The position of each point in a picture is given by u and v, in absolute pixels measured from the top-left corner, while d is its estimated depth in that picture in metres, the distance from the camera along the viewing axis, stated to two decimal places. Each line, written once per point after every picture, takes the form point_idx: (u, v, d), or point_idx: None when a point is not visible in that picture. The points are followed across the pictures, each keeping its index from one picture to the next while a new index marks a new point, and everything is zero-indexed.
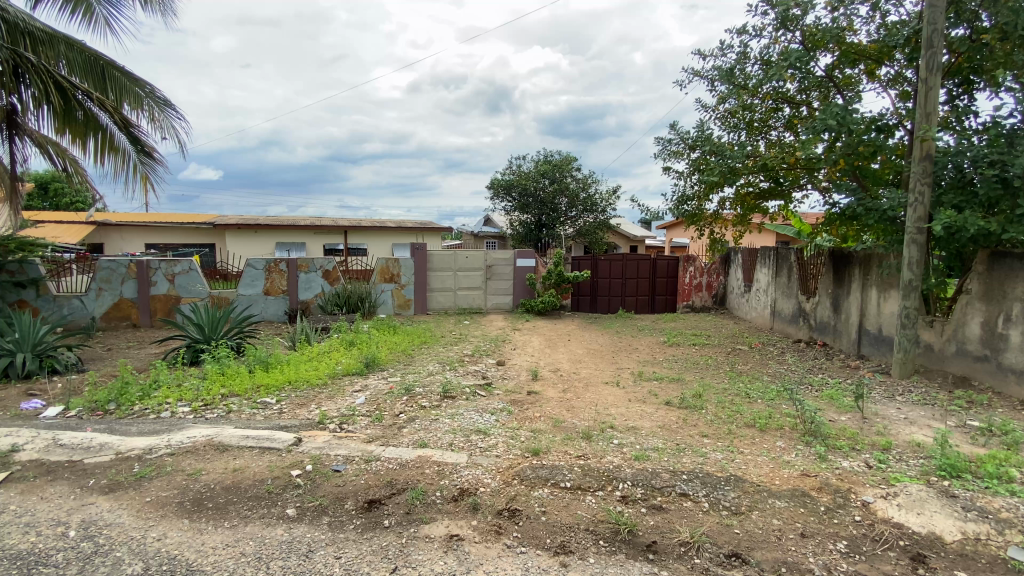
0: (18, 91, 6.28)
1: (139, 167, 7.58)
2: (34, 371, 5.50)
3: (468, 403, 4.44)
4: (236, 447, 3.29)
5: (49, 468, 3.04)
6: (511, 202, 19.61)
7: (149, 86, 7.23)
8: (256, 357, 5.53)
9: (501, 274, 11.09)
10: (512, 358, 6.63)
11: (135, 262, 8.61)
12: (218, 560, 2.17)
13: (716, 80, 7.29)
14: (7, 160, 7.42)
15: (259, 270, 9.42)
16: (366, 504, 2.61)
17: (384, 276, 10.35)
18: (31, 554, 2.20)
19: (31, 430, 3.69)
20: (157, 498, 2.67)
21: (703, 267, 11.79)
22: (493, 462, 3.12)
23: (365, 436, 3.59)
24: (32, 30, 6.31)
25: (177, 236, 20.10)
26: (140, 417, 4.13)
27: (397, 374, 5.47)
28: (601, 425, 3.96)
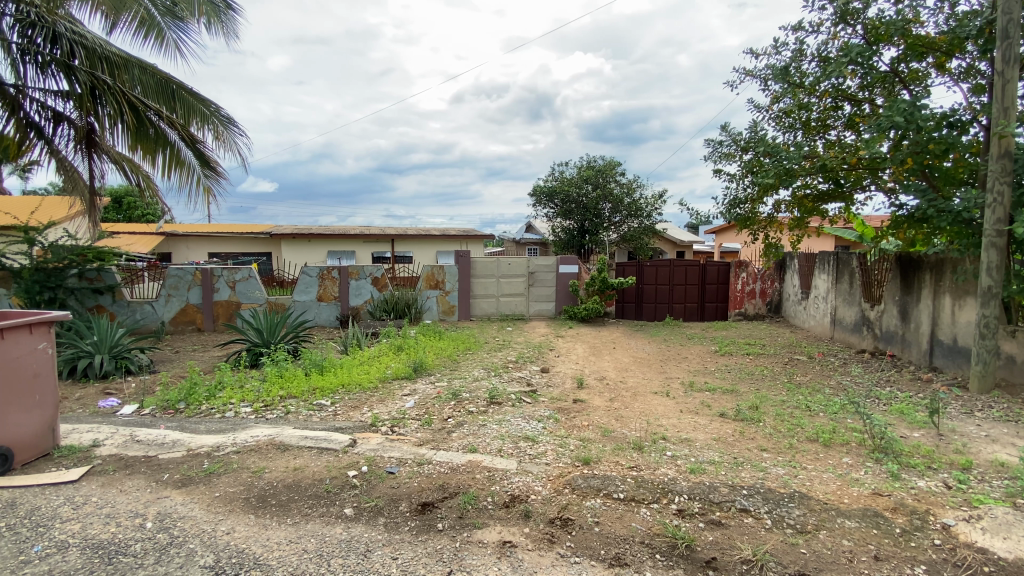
0: (96, 110, 6.91)
1: (203, 180, 8.08)
2: (111, 371, 5.94)
3: (515, 410, 4.43)
4: (295, 446, 3.42)
5: (127, 462, 3.26)
6: (553, 209, 19.60)
7: (215, 105, 7.62)
8: (312, 361, 5.74)
9: (544, 281, 11.06)
10: (557, 366, 6.58)
11: (200, 270, 9.14)
12: (281, 556, 2.25)
13: (770, 79, 7.05)
14: (87, 176, 8.11)
15: (313, 277, 9.81)
16: (419, 507, 2.65)
17: (429, 283, 10.55)
18: (112, 545, 2.36)
19: (111, 426, 3.97)
20: (224, 494, 2.81)
21: (756, 273, 11.36)
22: (544, 469, 3.10)
23: (416, 440, 3.65)
24: (109, 55, 6.82)
25: (237, 245, 21.27)
26: (205, 416, 4.35)
27: (444, 379, 5.54)
28: (653, 436, 3.85)
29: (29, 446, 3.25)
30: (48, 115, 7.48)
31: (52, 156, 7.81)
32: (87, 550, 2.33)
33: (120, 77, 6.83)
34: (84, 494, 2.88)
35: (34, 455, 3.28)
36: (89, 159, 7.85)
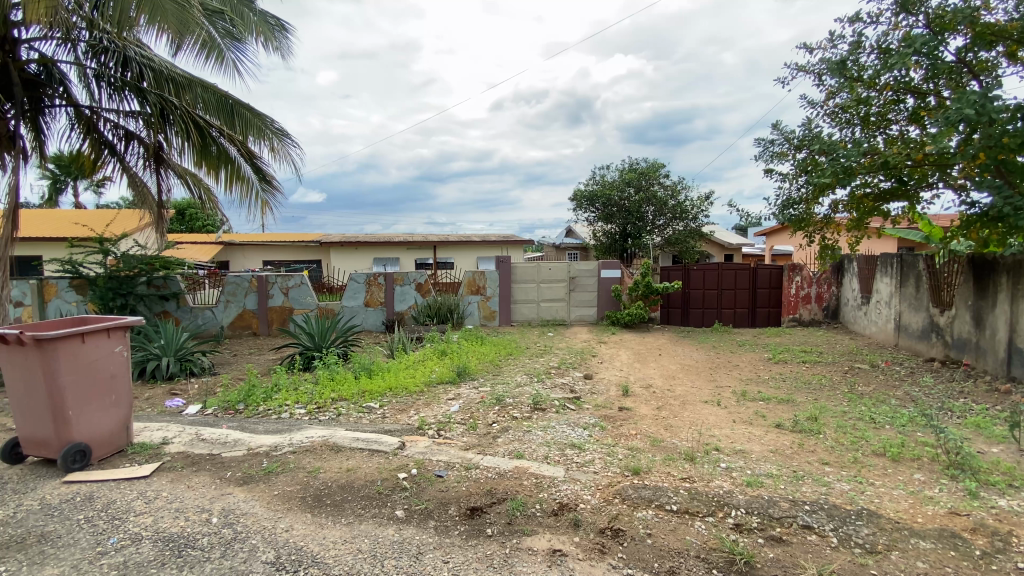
0: (165, 131, 7.47)
1: (260, 192, 8.47)
2: (176, 373, 6.30)
3: (560, 416, 4.39)
4: (348, 448, 3.52)
5: (193, 459, 3.44)
6: (594, 213, 19.42)
7: (270, 119, 7.95)
8: (361, 364, 5.90)
9: (585, 286, 10.95)
10: (601, 372, 6.48)
11: (256, 277, 9.61)
12: (338, 554, 2.31)
13: (824, 73, 6.75)
14: (155, 190, 8.68)
15: (360, 284, 10.11)
16: (468, 511, 2.66)
17: (471, 288, 10.65)
18: (181, 538, 2.49)
19: (179, 425, 4.21)
20: (283, 492, 2.92)
21: (811, 276, 10.84)
22: (593, 478, 3.05)
23: (462, 444, 3.68)
24: (174, 76, 7.17)
25: (288, 254, 22.24)
26: (263, 417, 4.55)
27: (487, 384, 5.55)
28: (705, 447, 3.73)
29: (106, 442, 3.49)
30: (121, 134, 8.05)
31: (125, 172, 8.40)
32: (159, 542, 2.47)
33: (185, 98, 7.28)
34: (156, 489, 3.06)
35: (110, 452, 3.52)
36: (157, 174, 8.40)
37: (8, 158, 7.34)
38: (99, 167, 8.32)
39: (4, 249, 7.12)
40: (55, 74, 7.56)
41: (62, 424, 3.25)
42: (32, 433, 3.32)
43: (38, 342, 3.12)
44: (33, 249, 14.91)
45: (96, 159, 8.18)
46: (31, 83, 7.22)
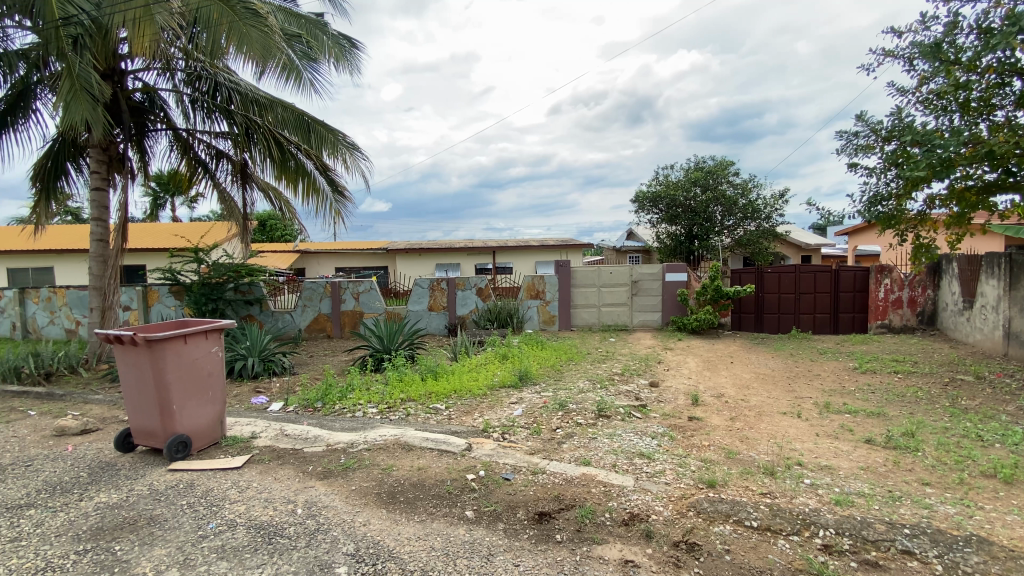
0: (250, 148, 8.09)
1: (334, 203, 8.94)
2: (260, 372, 6.79)
3: (626, 424, 4.29)
4: (418, 447, 3.64)
5: (279, 453, 3.69)
6: (658, 214, 18.91)
7: (342, 134, 8.38)
8: (427, 367, 6.08)
9: (649, 290, 10.66)
10: (668, 380, 6.27)
11: (330, 283, 10.18)
12: (412, 551, 2.39)
13: (915, 58, 6.21)
14: (241, 204, 9.40)
15: (425, 288, 10.43)
16: (537, 516, 2.66)
17: (530, 293, 10.67)
18: (271, 527, 2.67)
19: (265, 421, 4.54)
20: (360, 488, 3.06)
21: (903, 279, 9.95)
22: (664, 489, 2.96)
23: (528, 448, 3.69)
24: (258, 98, 7.85)
25: (358, 261, 23.40)
26: (339, 415, 4.80)
27: (550, 389, 5.53)
28: (787, 461, 3.51)
29: (204, 434, 3.82)
30: (212, 153, 8.80)
31: (215, 187, 9.16)
32: (251, 529, 2.66)
33: (267, 117, 7.87)
34: (247, 480, 3.30)
35: (207, 443, 3.86)
36: (243, 188, 9.10)
37: (118, 178, 8.25)
38: (193, 183, 9.14)
39: (115, 259, 7.99)
40: (157, 102, 8.41)
41: (167, 416, 3.60)
42: (142, 424, 3.70)
43: (149, 342, 3.48)
44: (139, 258, 16.66)
45: (191, 176, 8.99)
46: (138, 110, 8.07)
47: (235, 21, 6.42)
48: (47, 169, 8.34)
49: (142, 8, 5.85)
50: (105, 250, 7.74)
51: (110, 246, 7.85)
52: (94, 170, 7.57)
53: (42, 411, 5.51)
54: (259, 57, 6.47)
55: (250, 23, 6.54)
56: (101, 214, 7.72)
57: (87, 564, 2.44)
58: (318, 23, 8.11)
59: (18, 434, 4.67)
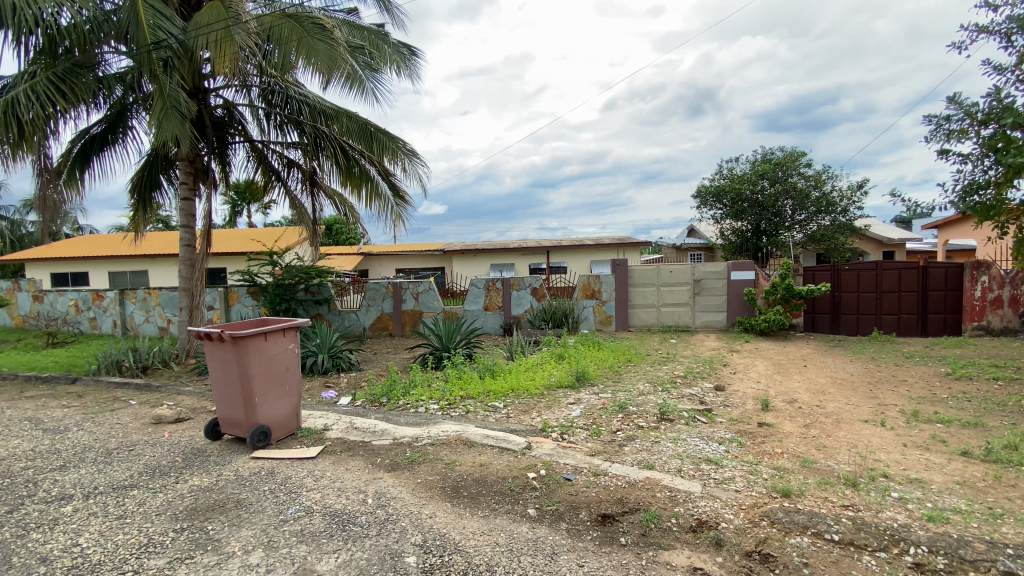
0: (318, 157, 8.55)
1: (395, 207, 9.26)
2: (329, 368, 7.18)
3: (690, 428, 4.16)
4: (479, 444, 3.72)
5: (349, 445, 3.89)
6: (722, 210, 18.18)
7: (402, 141, 8.66)
8: (485, 365, 6.18)
9: (712, 289, 10.27)
10: (734, 384, 5.99)
11: (392, 283, 10.57)
12: (477, 545, 2.44)
13: (1015, 33, 5.59)
14: (310, 210, 9.95)
15: (481, 288, 10.59)
16: (600, 518, 2.64)
17: (586, 292, 10.56)
18: (344, 515, 2.82)
19: (336, 414, 4.80)
20: (425, 481, 3.17)
21: (1003, 275, 8.98)
22: (733, 496, 2.84)
23: (588, 449, 3.66)
24: (324, 109, 8.29)
25: (418, 262, 24.15)
26: (403, 410, 4.99)
27: (608, 390, 5.45)
28: (870, 472, 3.27)
29: (282, 426, 4.09)
30: (284, 163, 9.37)
31: (287, 195, 9.75)
32: (327, 516, 2.82)
33: (333, 127, 8.28)
34: (321, 469, 3.50)
35: (285, 434, 4.13)
36: (312, 195, 9.62)
37: (203, 189, 8.97)
38: (267, 192, 9.78)
39: (201, 262, 8.70)
40: (236, 116, 9.07)
41: (250, 408, 3.88)
42: (228, 414, 4.01)
43: (235, 339, 3.76)
44: (221, 262, 18.03)
45: (266, 185, 9.63)
46: (220, 124, 8.75)
47: (304, 37, 6.84)
48: (143, 182, 9.20)
49: (222, 30, 6.37)
50: (193, 254, 8.45)
51: (196, 250, 8.56)
52: (183, 181, 8.27)
53: (141, 401, 6.08)
54: (326, 69, 6.85)
55: (318, 38, 6.94)
56: (188, 222, 8.42)
57: (185, 542, 2.68)
58: (379, 33, 8.46)
59: (122, 421, 5.18)
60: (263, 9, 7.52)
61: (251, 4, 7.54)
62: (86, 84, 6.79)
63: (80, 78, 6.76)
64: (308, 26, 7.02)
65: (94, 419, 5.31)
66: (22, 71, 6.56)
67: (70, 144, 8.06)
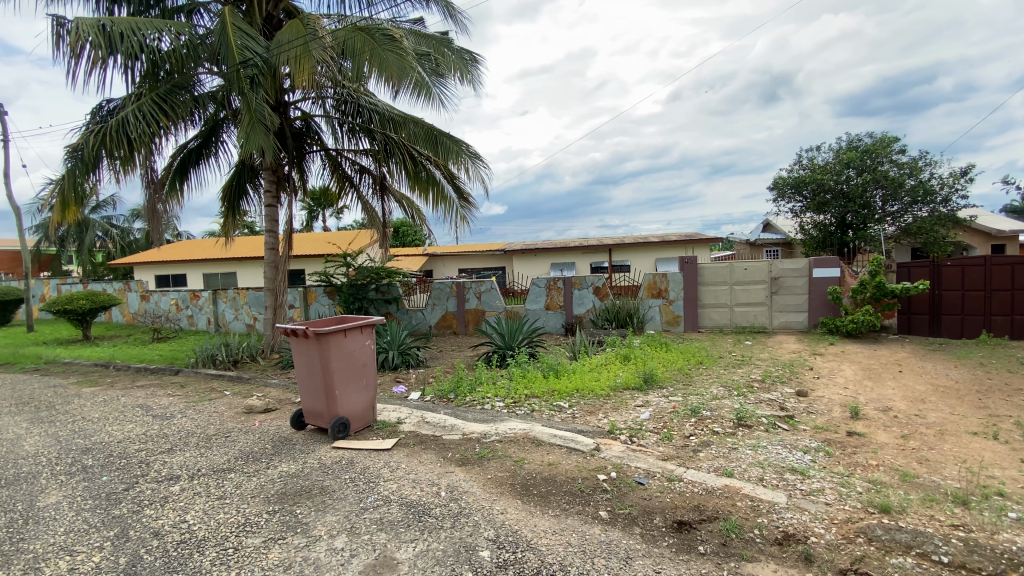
0: (388, 163, 8.91)
1: (460, 209, 9.45)
2: (398, 364, 7.48)
3: (771, 436, 3.93)
4: (547, 443, 3.72)
5: (421, 439, 4.04)
6: (801, 202, 17.06)
7: (465, 144, 8.81)
8: (549, 364, 6.18)
9: (791, 288, 9.66)
10: (818, 389, 5.57)
11: (455, 283, 10.84)
12: (550, 544, 2.44)
13: None
14: (380, 214, 10.37)
15: (542, 288, 10.59)
16: (676, 524, 2.56)
17: (651, 292, 10.26)
18: (420, 505, 2.93)
19: (407, 408, 4.99)
20: (495, 477, 3.23)
21: None
22: (822, 509, 2.66)
23: (659, 453, 3.55)
24: (393, 116, 8.62)
25: (481, 261, 24.58)
26: (471, 407, 5.10)
27: (679, 393, 5.26)
28: (983, 490, 2.94)
29: (360, 417, 4.32)
30: (357, 169, 9.86)
31: (359, 200, 10.24)
32: (404, 506, 2.94)
33: (401, 133, 8.60)
34: (396, 461, 3.66)
35: (363, 426, 4.35)
36: (382, 199, 10.05)
37: (285, 196, 9.63)
38: (341, 197, 10.33)
39: (284, 264, 9.32)
40: (313, 127, 9.66)
41: (332, 400, 4.12)
42: (311, 405, 4.28)
43: (318, 336, 4.00)
44: (300, 263, 19.27)
45: (340, 191, 10.16)
46: (299, 135, 9.35)
47: (376, 48, 7.17)
48: (232, 190, 9.99)
49: (302, 47, 6.80)
50: (276, 257, 9.08)
51: (279, 253, 9.20)
52: (267, 190, 8.91)
53: (234, 391, 6.62)
54: (395, 78, 7.12)
55: (388, 49, 7.24)
56: (272, 227, 9.06)
57: (277, 524, 2.88)
58: (444, 40, 8.69)
59: (218, 410, 5.68)
60: (337, 23, 7.94)
61: (326, 20, 8.00)
62: (184, 103, 7.49)
63: (179, 97, 7.45)
64: (378, 38, 7.34)
65: (194, 408, 5.85)
66: (131, 94, 7.36)
67: (171, 158, 8.91)
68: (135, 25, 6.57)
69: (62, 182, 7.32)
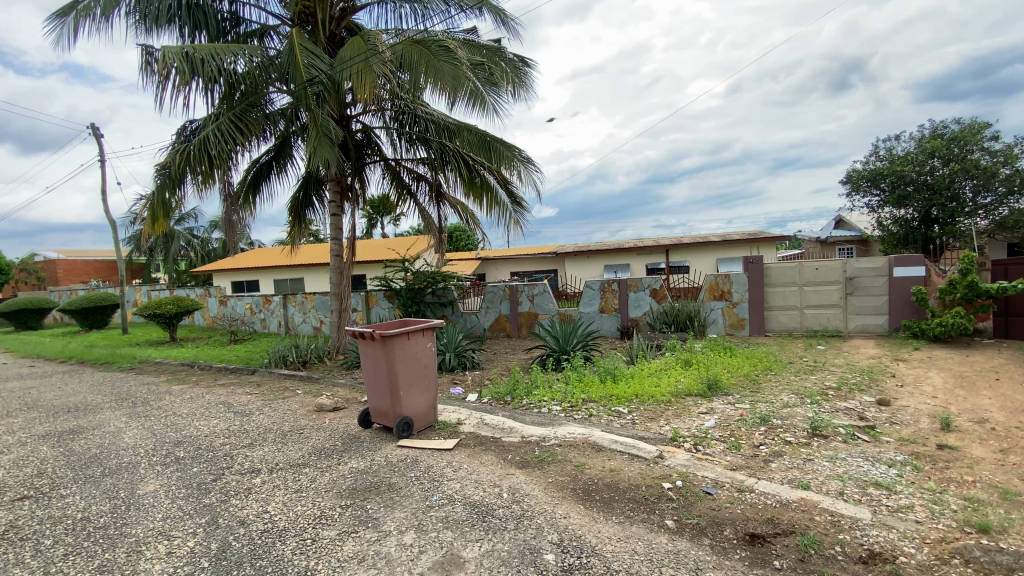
0: (444, 171, 9.14)
1: (513, 214, 9.56)
2: (455, 366, 7.65)
3: (850, 447, 3.70)
4: (608, 449, 3.69)
5: (481, 440, 4.13)
6: (879, 196, 15.90)
7: (518, 149, 8.91)
8: (606, 369, 6.10)
9: (868, 288, 9.01)
10: (902, 399, 5.16)
11: (508, 286, 10.94)
12: (615, 551, 2.43)
13: None
14: (436, 220, 10.65)
15: (596, 290, 10.49)
16: (748, 537, 2.47)
17: (713, 293, 9.88)
18: (483, 506, 2.99)
19: (466, 409, 5.11)
20: (556, 481, 3.24)
21: None
22: (912, 527, 2.47)
23: (727, 463, 3.43)
24: (448, 125, 8.85)
25: (533, 264, 24.68)
26: (528, 410, 5.15)
27: (746, 400, 5.04)
28: None
29: (423, 417, 4.47)
30: (414, 177, 10.19)
31: (416, 207, 10.57)
32: (468, 506, 3.01)
33: (456, 141, 8.83)
34: (458, 461, 3.75)
35: (425, 425, 4.50)
36: (438, 206, 10.32)
37: (348, 205, 10.10)
38: (400, 205, 10.71)
39: (347, 269, 9.76)
40: (373, 138, 10.08)
41: (396, 400, 4.28)
42: (377, 405, 4.47)
43: (384, 338, 4.18)
44: (361, 269, 20.12)
45: (398, 199, 10.55)
46: (360, 147, 9.80)
47: (432, 60, 7.40)
48: (300, 201, 10.62)
49: (363, 62, 7.13)
50: (341, 263, 9.52)
51: (343, 259, 9.64)
52: (332, 200, 9.39)
53: (305, 390, 7.03)
54: (450, 88, 7.32)
55: (443, 60, 7.47)
56: (337, 235, 9.54)
57: (350, 518, 3.03)
58: (497, 50, 8.85)
59: (291, 408, 6.04)
60: (395, 38, 8.27)
61: (385, 36, 8.33)
62: (256, 120, 8.03)
63: (252, 116, 8.00)
64: (434, 50, 7.58)
65: (271, 405, 6.25)
66: (211, 114, 8.00)
67: (246, 172, 9.57)
68: (214, 51, 7.11)
69: (153, 198, 8.05)
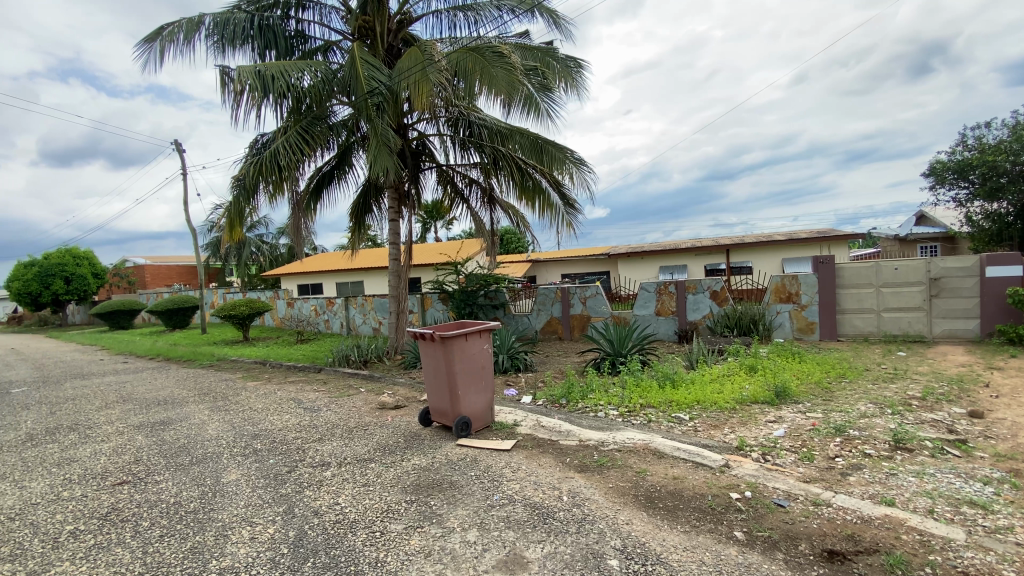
0: (496, 175, 9.27)
1: (565, 216, 9.55)
2: (508, 367, 7.74)
3: (938, 462, 3.42)
4: (670, 456, 3.61)
5: (539, 442, 4.16)
6: (968, 189, 14.55)
7: (570, 151, 8.90)
8: (665, 373, 5.95)
9: (955, 289, 8.29)
10: (998, 411, 4.70)
11: (561, 288, 10.92)
12: (682, 560, 2.38)
13: None
14: (488, 223, 10.81)
15: (651, 292, 10.25)
16: (826, 553, 2.35)
17: (779, 295, 9.42)
18: (543, 508, 3.02)
19: (523, 412, 5.14)
20: (617, 486, 3.21)
21: None
22: (1012, 550, 2.27)
23: (800, 474, 3.27)
24: (500, 129, 8.97)
25: (586, 266, 24.49)
26: (584, 413, 5.13)
27: (818, 409, 4.77)
28: None
29: (480, 417, 4.57)
30: (467, 182, 10.39)
31: (469, 211, 10.76)
32: (528, 507, 3.05)
33: (508, 145, 8.93)
34: (517, 462, 3.81)
35: (483, 425, 4.60)
36: (490, 209, 10.46)
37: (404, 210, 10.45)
38: (453, 209, 10.95)
39: (405, 272, 10.09)
40: (428, 145, 10.37)
41: (456, 400, 4.40)
42: (437, 404, 4.61)
43: (443, 339, 4.30)
44: (417, 272, 20.70)
45: (452, 203, 10.79)
46: (415, 154, 10.11)
47: (485, 66, 7.54)
48: (359, 208, 11.09)
49: (419, 72, 7.36)
50: (398, 266, 9.85)
51: (401, 263, 9.98)
52: (390, 206, 9.75)
53: (367, 389, 7.33)
54: (505, 93, 7.44)
55: (497, 66, 7.59)
56: (395, 239, 9.89)
57: (415, 514, 3.15)
58: (549, 51, 8.87)
59: (356, 405, 6.32)
60: (450, 46, 8.49)
61: (440, 45, 8.58)
62: (321, 132, 8.50)
63: (317, 128, 8.47)
64: (488, 57, 7.71)
65: (336, 403, 6.57)
66: (280, 127, 8.53)
67: (310, 180, 10.10)
68: (284, 68, 7.59)
69: (229, 207, 8.68)
